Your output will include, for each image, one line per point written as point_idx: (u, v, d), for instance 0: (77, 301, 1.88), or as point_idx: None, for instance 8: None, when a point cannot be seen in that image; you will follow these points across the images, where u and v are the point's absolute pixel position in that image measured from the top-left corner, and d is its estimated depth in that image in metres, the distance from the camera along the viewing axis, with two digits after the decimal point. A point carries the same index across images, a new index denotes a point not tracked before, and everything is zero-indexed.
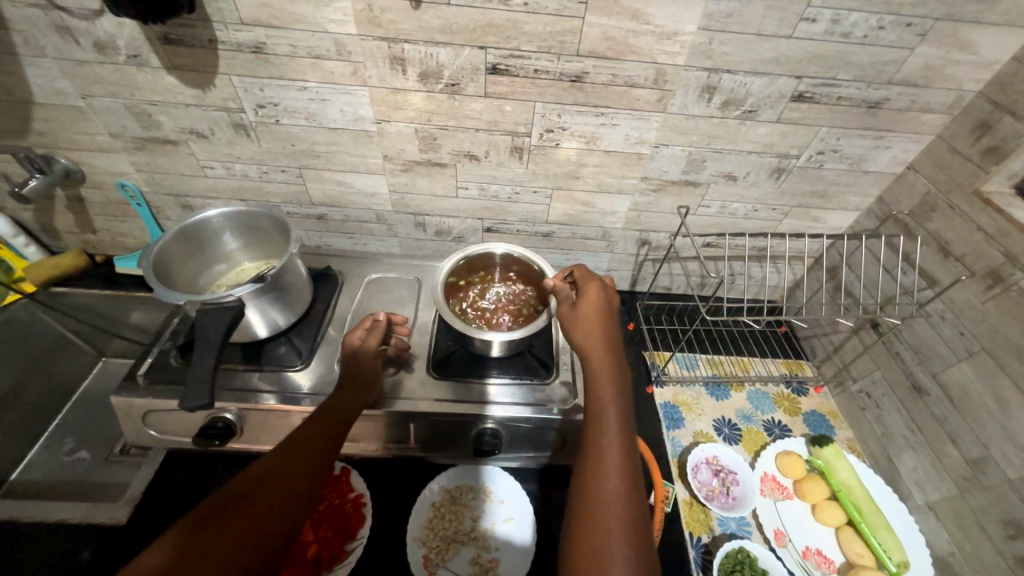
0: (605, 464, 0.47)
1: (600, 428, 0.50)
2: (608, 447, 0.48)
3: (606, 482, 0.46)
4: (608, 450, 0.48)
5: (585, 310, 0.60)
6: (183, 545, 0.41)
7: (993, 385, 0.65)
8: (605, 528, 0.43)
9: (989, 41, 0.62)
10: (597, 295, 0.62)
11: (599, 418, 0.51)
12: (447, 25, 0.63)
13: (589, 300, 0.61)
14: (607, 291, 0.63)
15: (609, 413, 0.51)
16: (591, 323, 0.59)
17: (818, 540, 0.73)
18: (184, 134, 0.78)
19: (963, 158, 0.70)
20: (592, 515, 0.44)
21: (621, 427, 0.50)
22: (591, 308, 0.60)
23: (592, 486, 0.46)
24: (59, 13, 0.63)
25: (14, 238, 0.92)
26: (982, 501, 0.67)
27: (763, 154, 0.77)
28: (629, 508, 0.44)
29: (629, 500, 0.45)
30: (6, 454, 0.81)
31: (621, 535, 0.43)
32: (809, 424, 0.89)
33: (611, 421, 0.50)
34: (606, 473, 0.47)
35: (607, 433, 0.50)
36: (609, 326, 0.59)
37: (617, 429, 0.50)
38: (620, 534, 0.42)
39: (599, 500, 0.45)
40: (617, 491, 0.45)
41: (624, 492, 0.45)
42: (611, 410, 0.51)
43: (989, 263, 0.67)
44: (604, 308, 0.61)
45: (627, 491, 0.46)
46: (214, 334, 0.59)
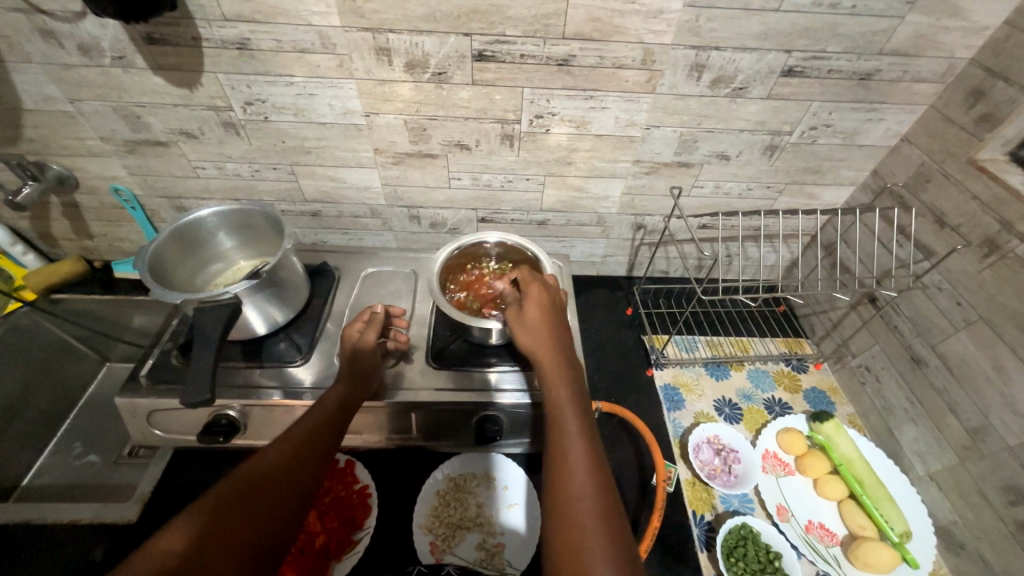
0: (571, 466, 0.46)
1: (560, 435, 0.49)
2: (571, 451, 0.47)
3: (576, 485, 0.45)
4: (573, 454, 0.47)
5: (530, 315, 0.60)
6: (197, 538, 0.41)
7: (991, 352, 0.65)
8: (582, 531, 0.41)
9: (979, 6, 0.61)
10: (540, 297, 0.61)
11: (560, 426, 0.50)
12: (431, 13, 0.62)
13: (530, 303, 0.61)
14: (547, 290, 0.63)
15: (569, 416, 0.50)
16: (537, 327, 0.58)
17: (821, 514, 0.74)
18: (174, 135, 0.78)
19: (957, 126, 0.70)
20: (567, 520, 0.43)
21: (582, 428, 0.50)
22: (537, 309, 0.60)
23: (561, 492, 0.44)
24: (42, 17, 0.63)
25: (13, 247, 0.93)
26: (982, 469, 0.67)
27: (755, 132, 0.77)
28: (604, 507, 0.43)
29: (602, 498, 0.44)
30: (18, 459, 0.83)
31: (599, 534, 0.41)
32: (809, 401, 0.89)
33: (572, 423, 0.50)
34: (573, 477, 0.45)
35: (569, 438, 0.49)
36: (556, 327, 0.59)
37: (577, 431, 0.49)
38: (599, 536, 0.41)
39: (571, 507, 0.43)
40: (588, 492, 0.44)
41: (595, 493, 0.44)
42: (569, 412, 0.51)
43: (985, 232, 0.66)
44: (549, 309, 0.61)
45: (600, 494, 0.44)
46: (212, 331, 0.59)
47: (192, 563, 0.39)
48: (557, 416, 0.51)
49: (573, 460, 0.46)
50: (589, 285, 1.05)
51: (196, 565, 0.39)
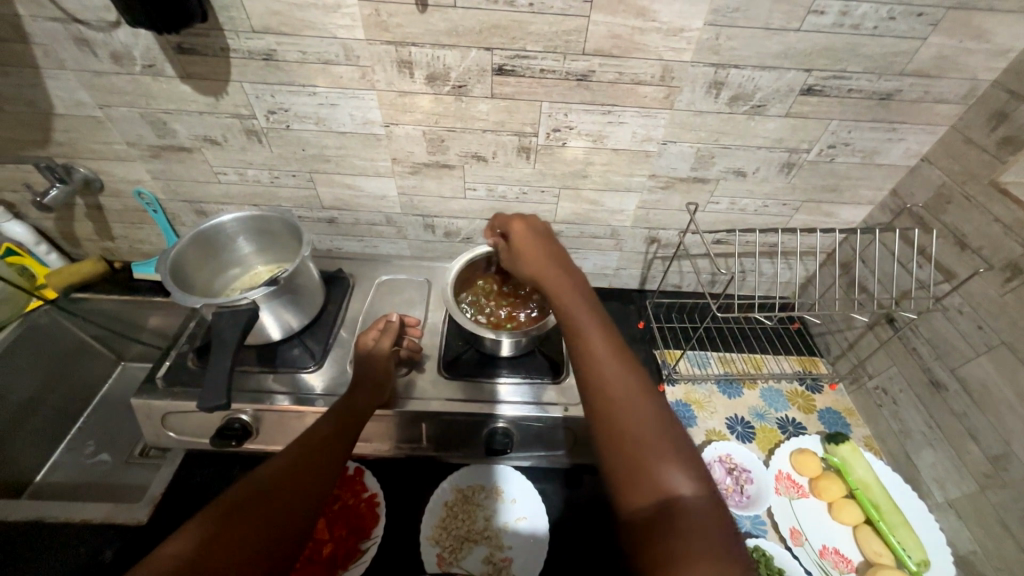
0: (596, 354, 0.48)
1: (589, 357, 0.48)
2: (608, 371, 0.46)
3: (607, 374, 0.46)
4: (596, 350, 0.48)
5: (525, 253, 0.61)
6: (202, 543, 0.41)
7: (1013, 379, 0.64)
8: (643, 443, 0.42)
9: (1004, 29, 0.61)
10: (524, 230, 0.64)
11: (588, 347, 0.48)
12: (454, 28, 0.63)
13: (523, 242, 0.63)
14: (536, 227, 0.64)
15: (586, 325, 0.50)
16: (538, 262, 0.59)
17: (836, 539, 0.72)
18: (198, 141, 0.79)
19: (979, 148, 0.69)
20: (622, 438, 0.43)
21: (605, 338, 0.49)
22: (525, 241, 0.62)
23: (594, 378, 0.46)
24: (78, 26, 0.65)
25: (36, 246, 0.95)
26: (1004, 498, 0.65)
27: (773, 149, 0.77)
28: (635, 382, 0.46)
29: (653, 412, 0.44)
30: (32, 456, 0.84)
31: (661, 442, 0.43)
32: (824, 421, 0.88)
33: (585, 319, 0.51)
34: (616, 395, 0.45)
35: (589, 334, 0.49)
36: (548, 248, 0.61)
37: (609, 351, 0.48)
38: (639, 409, 0.44)
39: (607, 388, 0.45)
40: (639, 409, 0.44)
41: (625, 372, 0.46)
42: (586, 321, 0.50)
43: (1007, 255, 0.65)
44: (542, 243, 0.62)
45: (629, 372, 0.46)
46: (229, 335, 0.60)
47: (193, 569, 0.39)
48: (583, 340, 0.49)
49: (612, 379, 0.46)
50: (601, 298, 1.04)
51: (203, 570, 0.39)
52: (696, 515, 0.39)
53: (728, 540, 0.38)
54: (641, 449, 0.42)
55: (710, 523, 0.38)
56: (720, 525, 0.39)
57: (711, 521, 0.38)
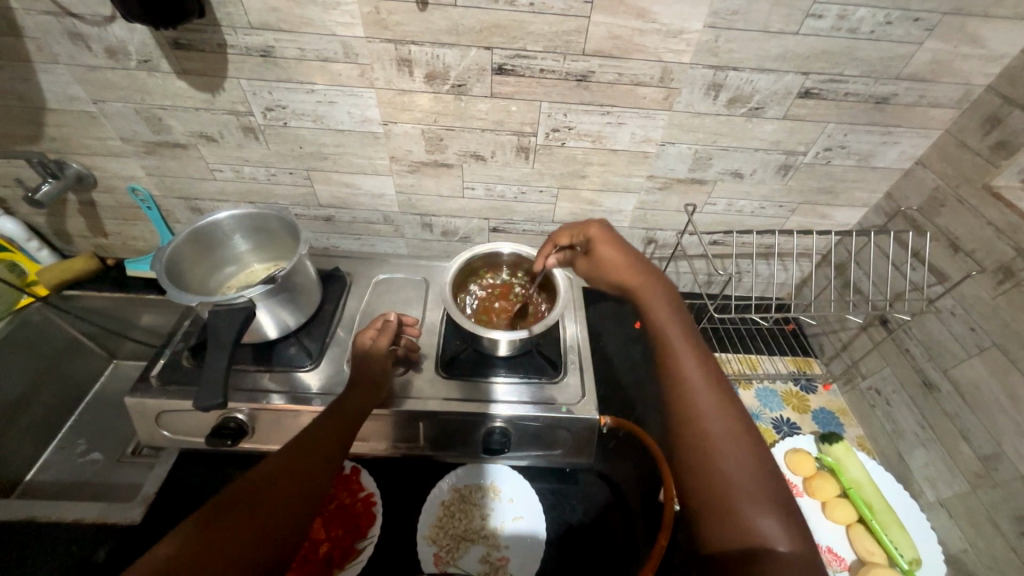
0: (694, 389, 0.50)
1: (688, 392, 0.50)
2: (706, 408, 0.48)
3: (705, 410, 0.48)
4: (696, 385, 0.50)
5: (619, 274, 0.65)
6: (191, 540, 0.41)
7: (1005, 380, 0.65)
8: (733, 484, 0.43)
9: (998, 35, 0.62)
10: (618, 250, 0.66)
11: (684, 382, 0.51)
12: (454, 26, 0.63)
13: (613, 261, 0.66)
14: (628, 247, 0.66)
15: (687, 359, 0.52)
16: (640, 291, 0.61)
17: (829, 538, 0.73)
18: (194, 138, 0.78)
19: (972, 152, 0.70)
20: (714, 473, 0.44)
21: (706, 375, 0.51)
22: (615, 263, 0.65)
23: (690, 413, 0.48)
24: (71, 20, 0.64)
25: (27, 243, 0.94)
26: (995, 498, 0.66)
27: (770, 151, 0.77)
28: (731, 423, 0.47)
29: (750, 455, 0.45)
30: (21, 455, 0.83)
31: (755, 485, 0.43)
32: (818, 421, 0.89)
33: (685, 354, 0.53)
34: (713, 432, 0.46)
35: (687, 369, 0.52)
36: (647, 276, 0.63)
37: (706, 390, 0.50)
38: (734, 450, 0.45)
39: (705, 422, 0.47)
40: (735, 449, 0.45)
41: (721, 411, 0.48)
42: (688, 356, 0.53)
43: (999, 258, 0.66)
44: (636, 266, 0.64)
45: (726, 412, 0.48)
46: (226, 334, 0.60)
47: (184, 569, 0.39)
48: (680, 374, 0.51)
49: (709, 417, 0.48)
50: (598, 298, 1.05)
51: (190, 567, 0.39)
52: (787, 563, 0.38)
53: None
54: (734, 488, 0.43)
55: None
56: None
57: (805, 574, 0.38)
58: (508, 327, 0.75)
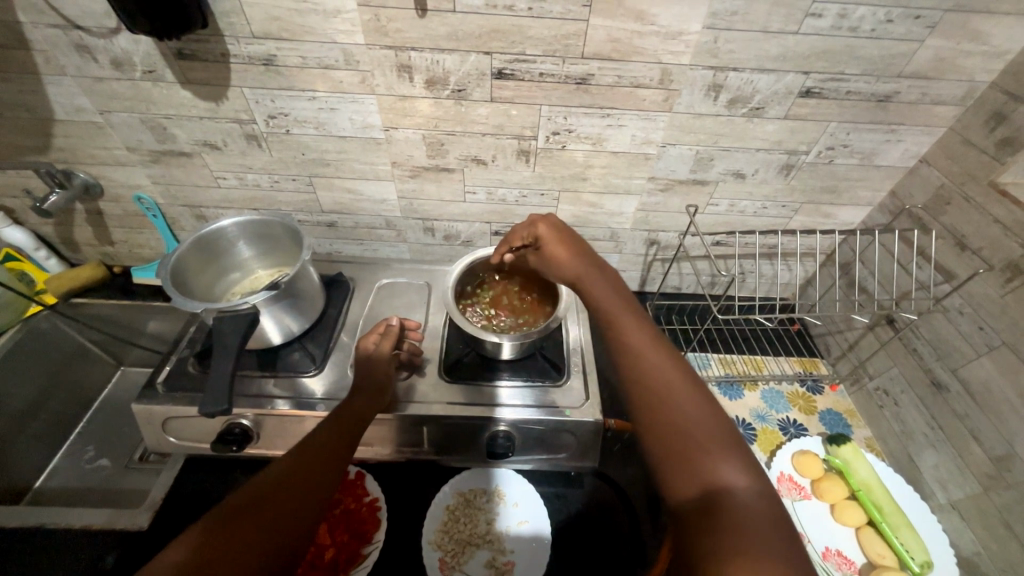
0: (638, 348, 0.49)
1: (634, 353, 0.49)
2: (652, 367, 0.48)
3: (652, 366, 0.48)
4: (639, 344, 0.50)
5: (559, 257, 0.63)
6: (198, 547, 0.41)
7: (1015, 379, 0.64)
8: (686, 432, 0.43)
9: (1001, 31, 0.61)
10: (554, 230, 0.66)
11: (630, 347, 0.50)
12: (453, 32, 0.64)
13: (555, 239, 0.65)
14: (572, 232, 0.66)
15: (629, 322, 0.52)
16: (573, 267, 0.62)
17: (839, 541, 0.72)
18: (198, 146, 0.79)
19: (978, 149, 0.69)
20: (667, 429, 0.43)
21: (648, 333, 0.51)
22: (553, 243, 0.65)
23: (638, 372, 0.48)
24: (78, 33, 0.65)
25: (36, 252, 0.95)
26: (1007, 499, 0.65)
27: (772, 151, 0.77)
28: (679, 374, 0.47)
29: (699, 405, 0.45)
30: (30, 462, 0.84)
31: (709, 432, 0.43)
32: (825, 423, 0.88)
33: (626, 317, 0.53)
34: (662, 387, 0.46)
35: (631, 331, 0.51)
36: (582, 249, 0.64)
37: (651, 349, 0.49)
38: (684, 398, 0.45)
39: (652, 376, 0.47)
40: (685, 402, 0.45)
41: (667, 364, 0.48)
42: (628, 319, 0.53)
43: (1007, 256, 0.65)
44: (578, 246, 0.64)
45: (671, 364, 0.48)
46: (231, 341, 0.60)
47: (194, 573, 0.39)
48: (624, 340, 0.51)
49: (657, 374, 0.47)
50: None
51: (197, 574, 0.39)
52: (747, 503, 0.38)
53: (781, 522, 0.37)
54: (688, 436, 0.42)
55: (763, 514, 0.37)
56: (778, 513, 0.38)
57: (766, 512, 0.37)
58: (510, 330, 0.74)
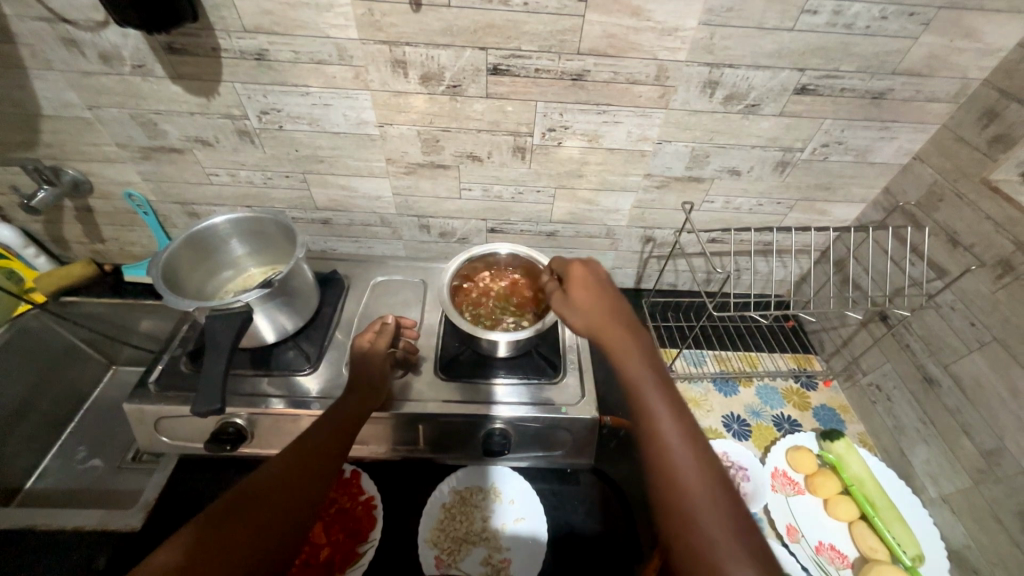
0: (664, 437, 0.44)
1: (661, 441, 0.44)
2: (679, 465, 0.43)
3: (680, 464, 0.43)
4: (667, 433, 0.44)
5: (586, 306, 0.56)
6: (189, 549, 0.41)
7: (1006, 375, 0.65)
8: (714, 550, 0.38)
9: (994, 28, 0.62)
10: (583, 278, 0.58)
11: (657, 437, 0.44)
12: (448, 27, 0.63)
13: (581, 290, 0.57)
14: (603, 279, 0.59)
15: (657, 400, 0.46)
16: (596, 319, 0.54)
17: (832, 535, 0.73)
18: (189, 142, 0.78)
19: (970, 146, 0.70)
20: (692, 542, 0.39)
21: (677, 417, 0.45)
22: (582, 290, 0.57)
23: (665, 468, 0.43)
24: (65, 26, 0.63)
25: (24, 249, 0.94)
26: (998, 493, 0.66)
27: (767, 148, 0.77)
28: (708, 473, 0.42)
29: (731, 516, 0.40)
30: (21, 462, 0.83)
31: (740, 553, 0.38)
32: (819, 418, 0.89)
33: (654, 394, 0.47)
34: (689, 489, 0.41)
35: (659, 415, 0.45)
36: (612, 300, 0.56)
37: (681, 444, 0.44)
38: (713, 505, 0.40)
39: (678, 475, 0.42)
40: (715, 512, 0.40)
41: (697, 463, 0.43)
42: (655, 395, 0.47)
43: (998, 252, 0.66)
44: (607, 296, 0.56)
45: (702, 462, 0.43)
46: (224, 339, 0.59)
47: None
48: (651, 427, 0.45)
49: (685, 474, 0.42)
50: None
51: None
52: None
53: None
54: (716, 554, 0.38)
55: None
56: None
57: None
58: (509, 328, 0.74)
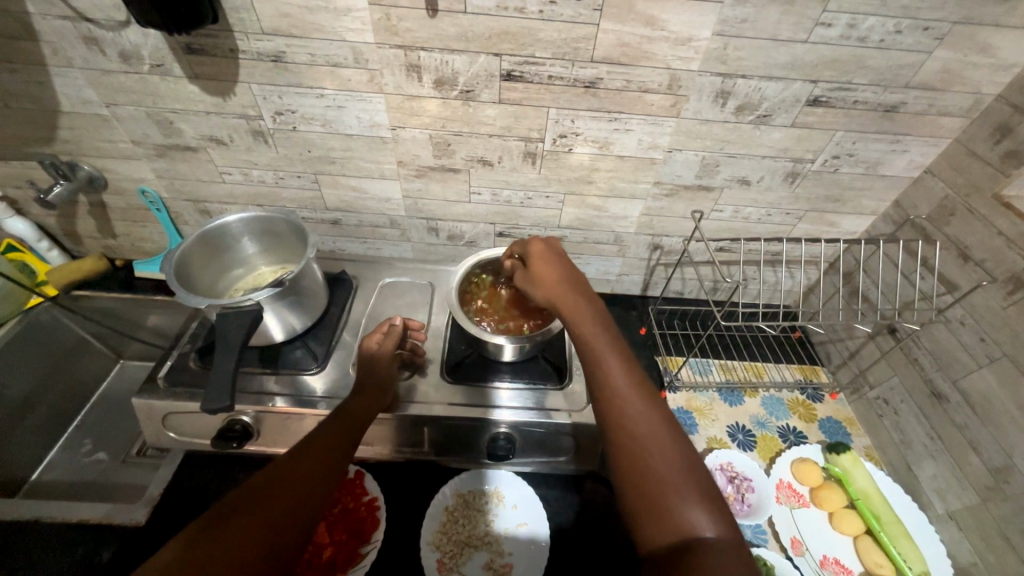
0: (611, 377, 0.49)
1: (608, 381, 0.49)
2: (630, 410, 0.46)
3: (626, 400, 0.47)
4: (614, 376, 0.49)
5: (543, 275, 0.63)
6: (194, 542, 0.41)
7: (1016, 391, 0.64)
8: (658, 477, 0.42)
9: (1008, 44, 0.62)
10: (540, 252, 0.66)
11: (609, 386, 0.48)
12: (463, 33, 0.64)
13: (541, 267, 0.64)
14: (564, 259, 0.65)
15: (604, 349, 0.52)
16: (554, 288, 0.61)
17: (837, 549, 0.72)
18: (204, 141, 0.79)
19: (982, 161, 0.70)
20: (637, 470, 0.43)
21: (622, 361, 0.51)
22: (541, 262, 0.65)
23: (614, 405, 0.47)
24: (87, 25, 0.65)
25: (38, 243, 0.94)
26: (1006, 511, 0.65)
27: (778, 159, 0.77)
28: (652, 408, 0.47)
29: (675, 447, 0.44)
30: (27, 454, 0.83)
31: (684, 478, 0.42)
32: (825, 430, 0.88)
33: (601, 344, 0.52)
34: (634, 421, 0.45)
35: (606, 360, 0.51)
36: (566, 268, 0.63)
37: (629, 388, 0.48)
38: (656, 433, 0.45)
39: (625, 410, 0.46)
40: (662, 447, 0.44)
41: (641, 398, 0.47)
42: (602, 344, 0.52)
43: (1010, 268, 0.66)
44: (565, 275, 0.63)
45: (644, 396, 0.48)
46: (234, 337, 0.60)
47: (186, 571, 0.39)
48: (602, 377, 0.49)
49: (636, 415, 0.46)
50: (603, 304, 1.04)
51: (192, 569, 0.39)
52: (718, 556, 0.37)
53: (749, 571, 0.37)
54: (658, 476, 0.42)
55: (734, 564, 0.37)
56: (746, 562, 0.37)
57: (736, 563, 0.37)
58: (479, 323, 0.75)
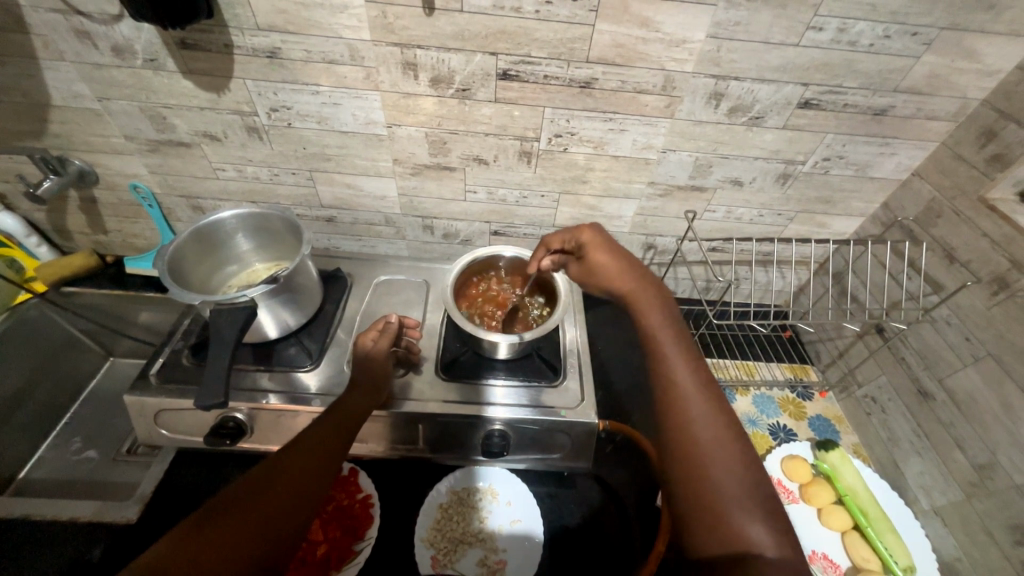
0: (678, 383, 0.50)
1: (675, 385, 0.50)
2: (697, 418, 0.47)
3: (693, 408, 0.48)
4: (682, 381, 0.50)
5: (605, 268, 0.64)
6: (187, 538, 0.41)
7: (1000, 390, 0.66)
8: (719, 485, 0.43)
9: (993, 50, 0.63)
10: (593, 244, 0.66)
11: (677, 391, 0.49)
12: (459, 32, 0.64)
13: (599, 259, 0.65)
14: (623, 251, 0.65)
15: (673, 355, 0.52)
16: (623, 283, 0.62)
17: (825, 545, 0.74)
18: (198, 137, 0.79)
19: (968, 165, 0.71)
20: (698, 474, 0.44)
21: (692, 370, 0.51)
22: (600, 254, 0.65)
23: (679, 409, 0.48)
24: (80, 18, 0.64)
25: (26, 238, 0.93)
26: (989, 506, 0.67)
27: (769, 160, 0.78)
28: (718, 420, 0.47)
29: (738, 461, 0.44)
30: (15, 452, 0.82)
31: (745, 493, 0.42)
32: (814, 428, 0.89)
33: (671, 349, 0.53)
34: (700, 429, 0.46)
35: (675, 365, 0.51)
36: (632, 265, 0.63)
37: (696, 396, 0.49)
38: (721, 445, 0.45)
39: (689, 417, 0.47)
40: (727, 461, 0.44)
41: (707, 408, 0.48)
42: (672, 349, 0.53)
43: (994, 269, 0.67)
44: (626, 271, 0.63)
45: (712, 407, 0.48)
46: (228, 333, 0.60)
47: (179, 566, 0.39)
48: (670, 380, 0.50)
49: (704, 424, 0.47)
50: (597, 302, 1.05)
51: (184, 564, 0.39)
52: (776, 574, 0.37)
53: None
54: (719, 485, 0.43)
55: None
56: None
57: None
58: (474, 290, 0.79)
